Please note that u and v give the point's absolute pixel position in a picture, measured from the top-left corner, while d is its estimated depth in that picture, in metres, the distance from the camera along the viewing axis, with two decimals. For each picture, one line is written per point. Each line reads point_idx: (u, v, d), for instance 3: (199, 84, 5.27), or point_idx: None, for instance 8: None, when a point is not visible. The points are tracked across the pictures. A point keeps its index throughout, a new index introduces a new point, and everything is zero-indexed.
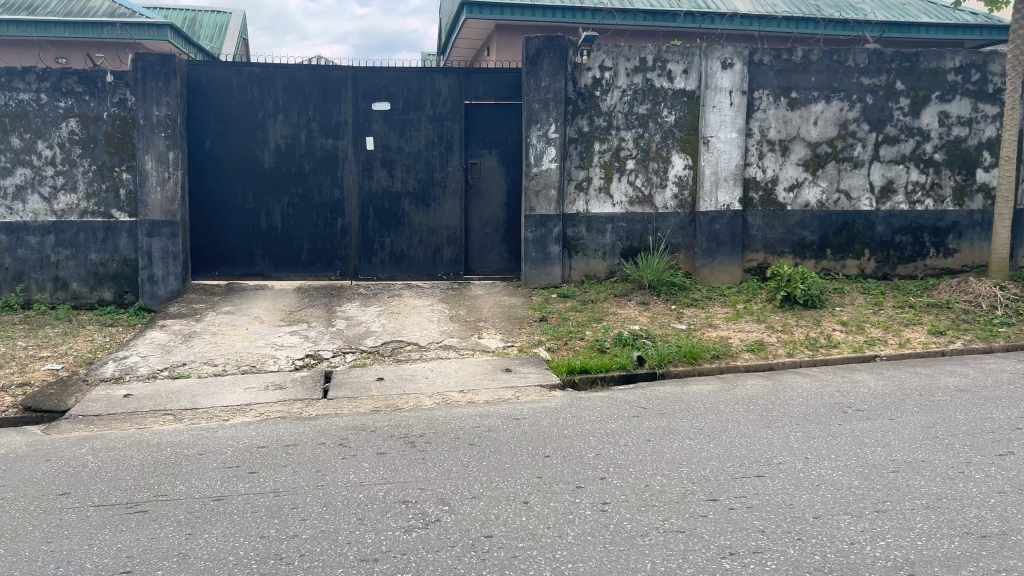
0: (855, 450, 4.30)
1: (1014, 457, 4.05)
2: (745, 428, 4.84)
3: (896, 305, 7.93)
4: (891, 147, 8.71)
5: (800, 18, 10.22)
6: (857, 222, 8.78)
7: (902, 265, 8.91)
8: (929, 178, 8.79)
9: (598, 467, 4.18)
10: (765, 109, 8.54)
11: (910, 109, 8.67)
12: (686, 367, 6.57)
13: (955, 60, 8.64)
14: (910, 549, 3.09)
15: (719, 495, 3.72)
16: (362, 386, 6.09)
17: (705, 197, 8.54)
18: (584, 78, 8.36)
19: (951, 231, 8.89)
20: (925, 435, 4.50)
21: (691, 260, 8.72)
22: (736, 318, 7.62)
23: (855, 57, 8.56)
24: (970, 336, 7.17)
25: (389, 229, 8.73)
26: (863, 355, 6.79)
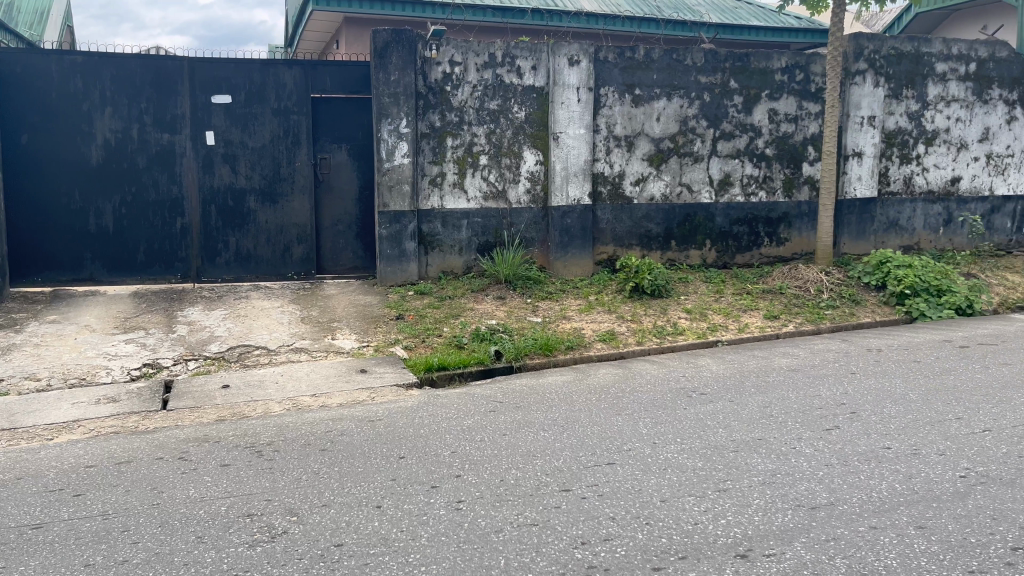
0: (698, 432, 4.48)
1: (839, 431, 4.35)
2: (596, 417, 4.94)
3: (735, 292, 8.37)
4: (727, 143, 9.18)
5: (642, 18, 10.61)
6: (699, 214, 9.20)
7: (739, 254, 9.41)
8: (762, 172, 9.34)
9: (453, 465, 4.14)
10: (611, 105, 8.78)
11: (743, 106, 9.17)
12: (542, 359, 6.65)
13: (781, 61, 9.22)
14: (748, 525, 3.23)
15: (571, 485, 3.77)
16: (206, 395, 5.76)
17: (557, 191, 8.67)
18: (433, 72, 8.29)
19: (783, 221, 9.48)
20: (761, 415, 4.75)
21: (545, 254, 8.85)
22: (589, 310, 7.80)
23: (693, 56, 8.96)
24: (801, 319, 7.68)
25: (234, 228, 8.32)
26: (706, 341, 7.12)
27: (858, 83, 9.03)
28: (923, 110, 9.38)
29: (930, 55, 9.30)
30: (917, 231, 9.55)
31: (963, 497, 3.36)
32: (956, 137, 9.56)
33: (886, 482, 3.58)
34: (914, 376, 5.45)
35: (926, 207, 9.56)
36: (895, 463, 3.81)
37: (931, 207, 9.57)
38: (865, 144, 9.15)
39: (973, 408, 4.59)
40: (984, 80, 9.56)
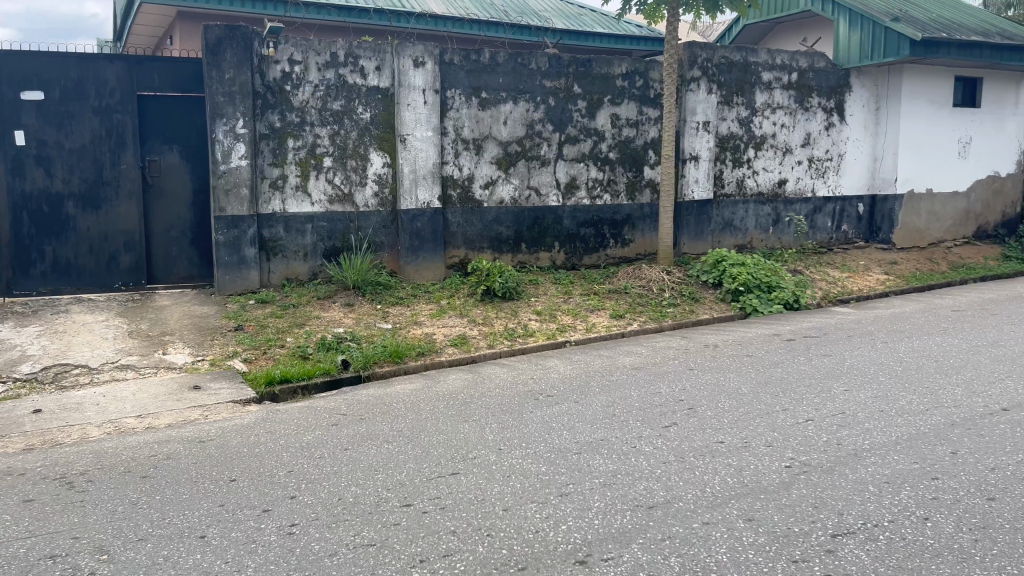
0: (543, 436, 4.47)
1: (677, 427, 4.46)
2: (442, 425, 4.84)
3: (584, 292, 8.52)
4: (573, 146, 9.33)
5: (487, 22, 10.63)
6: (547, 217, 9.30)
7: (587, 255, 9.59)
8: (606, 175, 9.56)
9: (289, 485, 3.92)
10: (458, 108, 8.71)
11: (586, 111, 9.36)
12: (390, 367, 6.47)
13: (621, 67, 9.47)
14: (589, 529, 3.23)
15: (413, 499, 3.65)
16: (14, 422, 5.20)
17: (405, 194, 8.50)
18: (271, 71, 7.92)
19: (628, 223, 9.76)
20: (605, 415, 4.81)
21: (395, 258, 8.66)
22: (440, 314, 7.69)
23: (537, 61, 9.05)
24: (644, 317, 7.91)
25: (51, 236, 7.62)
26: (555, 342, 7.18)
27: (693, 90, 9.42)
28: (752, 117, 9.91)
29: (756, 65, 9.84)
30: (750, 231, 10.10)
31: (788, 487, 3.50)
32: (782, 142, 10.17)
33: (719, 477, 3.68)
34: (746, 370, 5.70)
35: (757, 208, 10.12)
36: (727, 456, 3.94)
37: (761, 207, 10.14)
38: (701, 148, 9.56)
39: (798, 399, 4.84)
40: (805, 89, 10.22)
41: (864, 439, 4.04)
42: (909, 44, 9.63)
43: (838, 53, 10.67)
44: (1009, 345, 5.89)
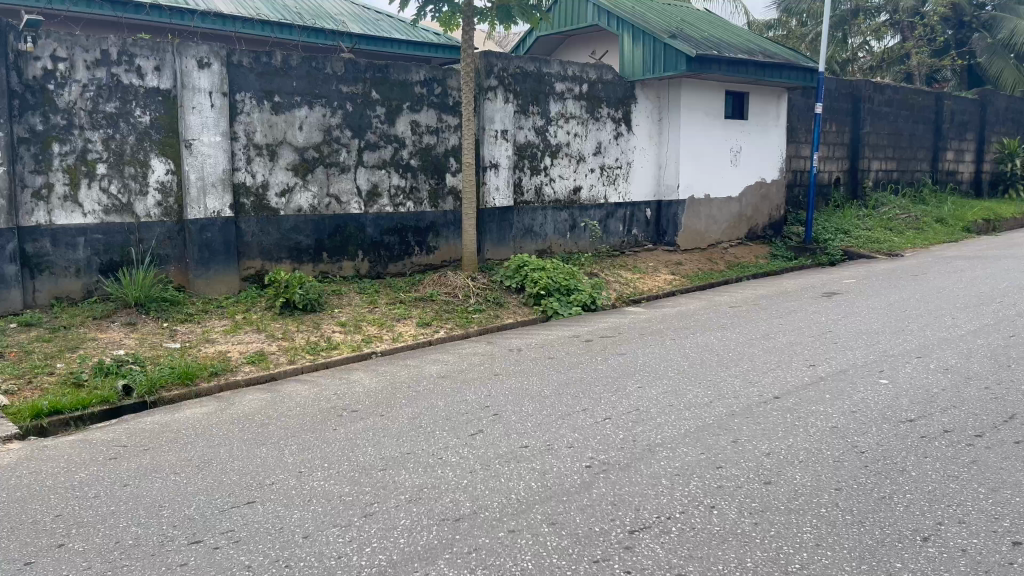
0: (347, 454, 4.31)
1: (483, 435, 4.47)
2: (238, 450, 4.53)
3: (388, 301, 8.38)
4: (373, 153, 9.16)
5: (278, 23, 10.22)
6: (349, 225, 9.06)
7: (391, 264, 9.45)
8: (408, 182, 9.48)
9: (57, 532, 3.49)
10: (249, 112, 8.27)
11: (386, 117, 9.22)
12: (180, 390, 6.00)
13: (419, 74, 9.43)
14: (393, 549, 3.13)
15: (203, 535, 3.37)
16: None
17: (193, 203, 7.95)
18: (30, 68, 7.12)
19: (431, 230, 9.74)
20: (411, 427, 4.73)
21: (183, 272, 8.08)
22: (235, 330, 7.25)
23: (332, 65, 8.79)
24: (451, 324, 7.91)
25: None
26: (360, 354, 6.99)
27: (490, 99, 9.57)
28: (547, 126, 10.24)
29: (549, 76, 10.17)
30: (549, 236, 10.42)
31: (589, 488, 3.59)
32: (576, 150, 10.58)
33: (524, 482, 3.71)
34: (549, 372, 5.83)
35: (555, 214, 10.46)
36: (531, 461, 3.98)
37: (559, 213, 10.49)
38: (500, 156, 9.74)
39: (596, 398, 5.02)
40: (595, 100, 10.70)
41: (657, 433, 4.25)
42: (685, 59, 10.35)
43: (626, 70, 11.30)
44: (778, 337, 6.46)
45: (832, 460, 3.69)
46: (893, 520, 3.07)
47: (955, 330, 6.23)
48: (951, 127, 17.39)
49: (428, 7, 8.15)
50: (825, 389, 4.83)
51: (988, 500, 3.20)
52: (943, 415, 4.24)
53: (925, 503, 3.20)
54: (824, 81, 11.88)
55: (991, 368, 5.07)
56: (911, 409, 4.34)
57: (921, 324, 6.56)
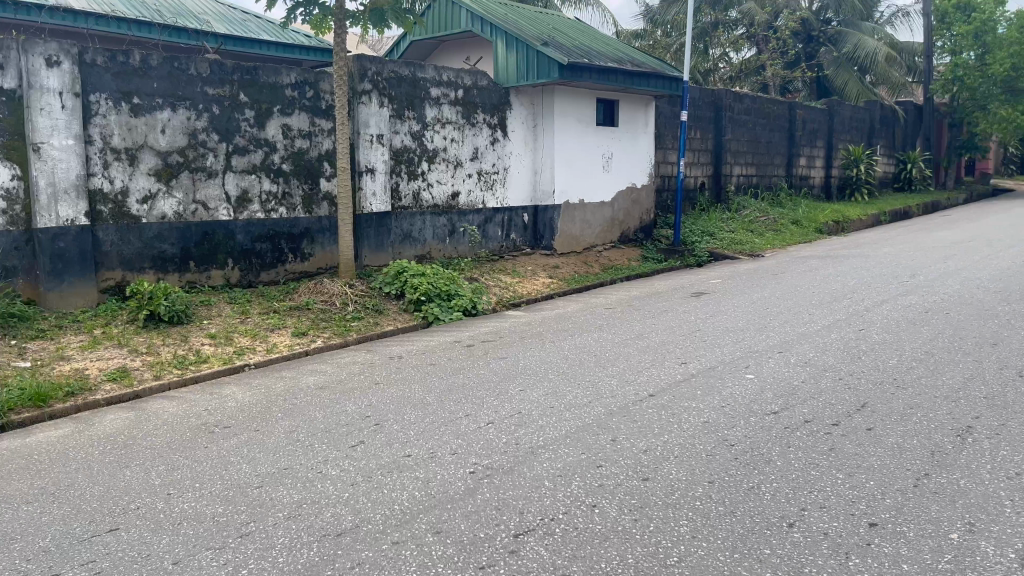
0: (220, 472, 4.12)
1: (364, 445, 4.38)
2: (100, 474, 4.25)
3: (261, 311, 8.08)
4: (242, 158, 8.83)
5: (136, 20, 9.68)
6: (218, 233, 8.69)
7: (264, 272, 9.13)
8: (280, 188, 9.20)
9: None
10: (105, 115, 7.79)
11: (255, 120, 8.91)
12: (32, 412, 5.56)
13: (290, 77, 9.17)
14: (272, 569, 3.02)
15: (62, 568, 3.13)
16: None
17: (43, 211, 7.40)
18: None
19: (306, 236, 9.48)
20: (289, 441, 4.58)
21: (32, 285, 7.50)
22: (93, 346, 6.79)
23: (196, 66, 8.41)
24: (328, 333, 7.73)
25: None
26: (232, 366, 6.71)
27: (364, 103, 9.43)
28: (423, 131, 10.19)
29: (424, 80, 10.13)
30: (427, 241, 10.36)
31: (472, 493, 3.59)
32: (452, 155, 10.58)
33: (407, 492, 3.66)
34: (430, 379, 5.79)
35: (433, 219, 10.41)
36: (414, 470, 3.94)
37: (437, 219, 10.45)
38: (376, 161, 9.61)
39: (478, 403, 5.02)
40: (470, 105, 10.74)
41: (538, 435, 4.29)
42: (558, 67, 10.56)
43: (500, 76, 11.41)
44: (652, 336, 6.68)
45: (705, 454, 3.85)
46: (762, 509, 3.23)
47: (811, 326, 6.64)
48: (803, 135, 18.57)
49: (298, 9, 7.94)
50: (696, 385, 5.03)
51: (846, 484, 3.42)
52: (804, 406, 4.50)
53: (789, 490, 3.38)
54: (688, 90, 12.41)
55: (845, 360, 5.43)
56: (775, 402, 4.58)
57: (781, 321, 6.96)
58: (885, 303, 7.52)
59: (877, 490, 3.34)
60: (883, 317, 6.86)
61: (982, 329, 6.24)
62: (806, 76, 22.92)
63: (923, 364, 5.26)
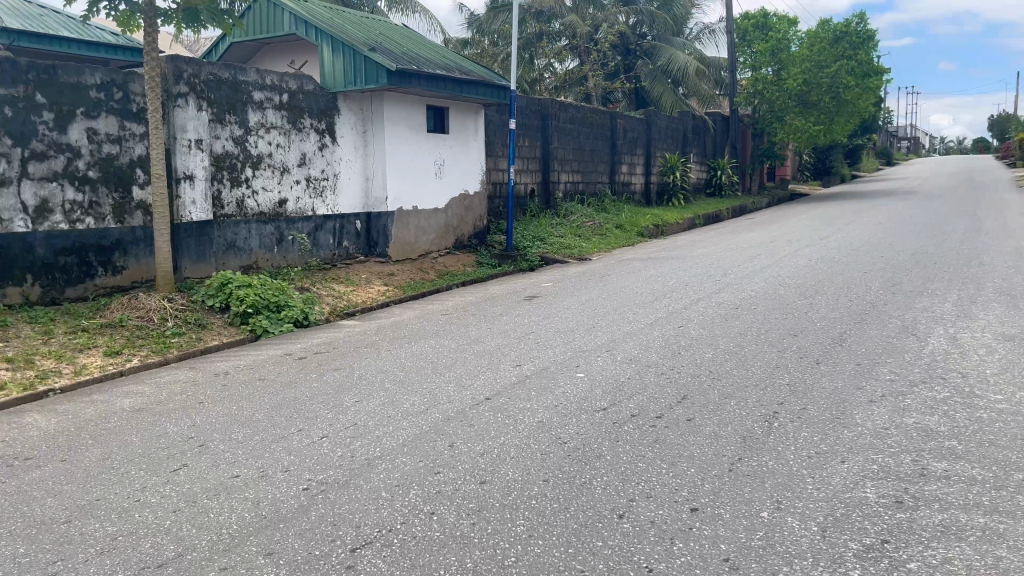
0: (21, 509, 3.74)
1: (188, 469, 4.13)
2: None
3: (66, 330, 7.41)
4: (41, 164, 8.09)
5: None
6: (13, 246, 7.89)
7: (69, 287, 8.40)
8: (87, 196, 8.51)
9: None
10: None
11: (55, 123, 8.19)
12: None
13: (94, 77, 8.53)
14: None
15: None
16: None
17: None
18: None
19: (117, 248, 8.82)
20: (102, 469, 4.23)
21: None
22: None
23: None
24: (145, 351, 7.23)
25: None
26: (34, 392, 6.12)
27: (180, 106, 8.91)
28: (246, 136, 9.77)
29: (246, 84, 9.72)
30: (254, 250, 9.93)
31: (306, 511, 3.47)
32: (279, 161, 10.22)
33: (235, 515, 3.48)
34: (259, 395, 5.55)
35: (259, 227, 9.99)
36: (242, 491, 3.75)
37: (264, 227, 10.04)
38: (194, 167, 9.12)
39: (311, 417, 4.87)
40: (296, 110, 10.43)
41: (374, 446, 4.23)
42: (386, 73, 10.49)
43: (327, 80, 11.17)
44: (487, 340, 6.77)
45: (539, 454, 3.94)
46: (594, 502, 3.35)
47: (636, 324, 6.97)
48: (624, 143, 19.51)
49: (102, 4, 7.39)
50: (530, 386, 5.14)
51: (669, 473, 3.62)
52: (631, 401, 4.72)
53: (619, 483, 3.53)
54: (515, 98, 12.70)
55: (667, 356, 5.74)
56: (604, 399, 4.77)
57: (609, 320, 7.26)
58: (700, 300, 8.04)
59: (698, 477, 3.56)
60: (699, 314, 7.33)
61: (784, 321, 6.82)
62: (625, 87, 24.15)
63: (735, 356, 5.66)
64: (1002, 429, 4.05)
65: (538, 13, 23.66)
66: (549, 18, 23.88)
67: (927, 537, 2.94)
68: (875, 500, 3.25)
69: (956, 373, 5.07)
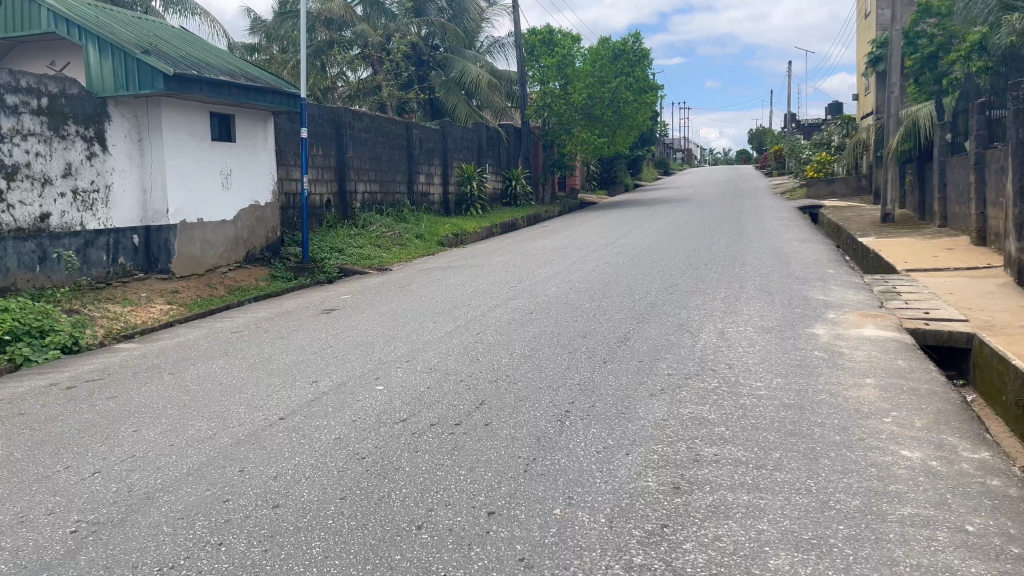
0: None
1: None
2: None
3: None
4: None
5: None
6: None
7: None
8: None
9: None
10: None
11: None
12: None
13: None
14: None
15: None
16: None
17: None
18: None
19: None
20: None
21: None
22: None
23: None
24: None
25: None
26: None
27: None
28: None
29: None
30: (11, 270, 8.87)
31: (74, 555, 3.16)
32: (38, 171, 9.25)
33: None
34: (20, 431, 4.97)
35: (16, 245, 8.96)
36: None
37: (23, 244, 9.02)
38: None
39: (81, 452, 4.44)
40: (57, 116, 9.50)
41: (154, 478, 3.93)
42: (163, 77, 9.85)
43: (93, 82, 10.25)
44: (281, 357, 6.51)
45: (335, 471, 3.84)
46: (392, 516, 3.32)
47: (435, 333, 7.02)
48: (420, 153, 19.60)
49: None
50: (327, 402, 5.01)
51: (467, 479, 3.66)
52: (430, 410, 4.73)
53: (418, 493, 3.53)
54: (306, 107, 12.37)
55: (465, 363, 5.83)
56: (403, 409, 4.75)
57: (407, 331, 7.25)
58: (497, 307, 8.23)
59: (494, 480, 3.64)
60: (496, 320, 7.50)
61: (575, 324, 7.15)
62: (420, 98, 24.28)
63: (530, 360, 5.85)
64: (762, 412, 4.50)
65: (328, 21, 23.17)
66: (339, 26, 23.48)
67: (701, 518, 3.19)
68: (656, 487, 3.49)
69: (724, 364, 5.57)
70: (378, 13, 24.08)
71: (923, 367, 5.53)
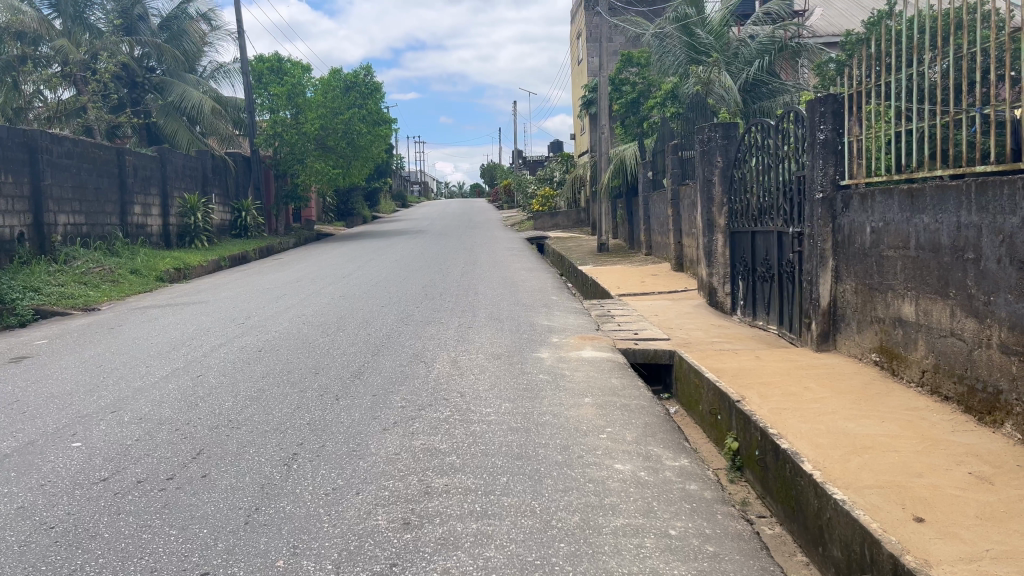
0: None
1: None
2: None
3: None
4: None
5: None
6: None
7: None
8: None
9: None
10: None
11: None
12: None
13: None
14: None
15: None
16: None
17: None
18: None
19: None
20: None
21: None
22: None
23: None
24: None
25: None
26: None
27: None
28: None
29: None
30: None
31: None
32: None
33: None
34: None
35: None
36: None
37: None
38: None
39: None
40: None
41: None
42: None
43: None
44: None
45: (14, 547, 3.30)
46: None
47: (147, 379, 6.37)
48: (134, 181, 17.97)
49: None
50: (8, 466, 4.32)
51: (177, 540, 3.32)
52: (137, 466, 4.25)
53: (117, 562, 3.13)
54: None
55: (182, 411, 5.32)
56: (105, 467, 4.23)
57: (115, 377, 6.51)
58: (220, 347, 7.68)
59: (209, 538, 3.33)
60: (218, 361, 6.98)
61: (306, 360, 6.89)
62: (133, 122, 22.40)
63: (255, 402, 5.48)
64: (490, 438, 4.61)
65: (20, 34, 20.64)
66: (34, 42, 20.96)
67: (429, 552, 3.15)
68: (385, 526, 3.40)
69: (456, 393, 5.65)
70: (80, 29, 21.67)
71: (632, 384, 6.00)
